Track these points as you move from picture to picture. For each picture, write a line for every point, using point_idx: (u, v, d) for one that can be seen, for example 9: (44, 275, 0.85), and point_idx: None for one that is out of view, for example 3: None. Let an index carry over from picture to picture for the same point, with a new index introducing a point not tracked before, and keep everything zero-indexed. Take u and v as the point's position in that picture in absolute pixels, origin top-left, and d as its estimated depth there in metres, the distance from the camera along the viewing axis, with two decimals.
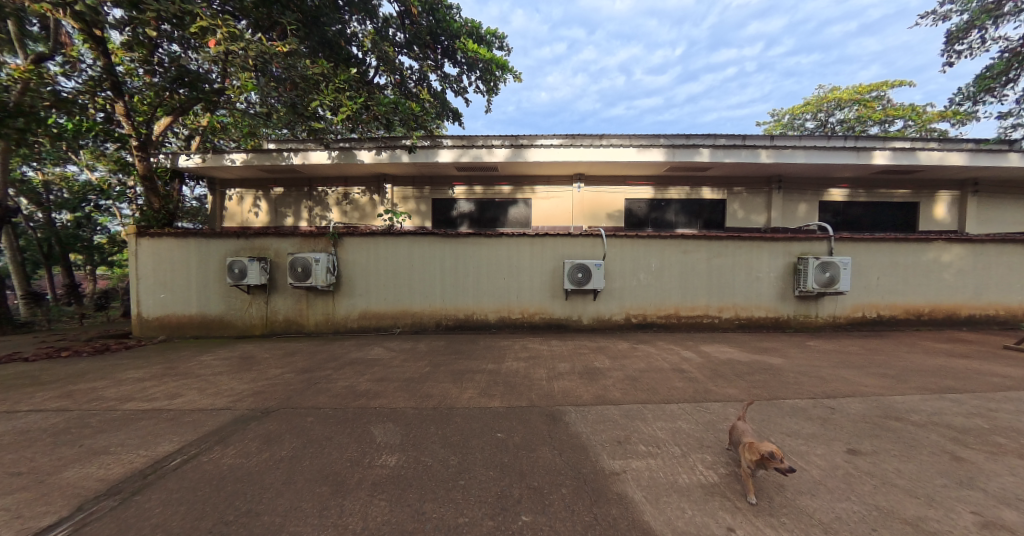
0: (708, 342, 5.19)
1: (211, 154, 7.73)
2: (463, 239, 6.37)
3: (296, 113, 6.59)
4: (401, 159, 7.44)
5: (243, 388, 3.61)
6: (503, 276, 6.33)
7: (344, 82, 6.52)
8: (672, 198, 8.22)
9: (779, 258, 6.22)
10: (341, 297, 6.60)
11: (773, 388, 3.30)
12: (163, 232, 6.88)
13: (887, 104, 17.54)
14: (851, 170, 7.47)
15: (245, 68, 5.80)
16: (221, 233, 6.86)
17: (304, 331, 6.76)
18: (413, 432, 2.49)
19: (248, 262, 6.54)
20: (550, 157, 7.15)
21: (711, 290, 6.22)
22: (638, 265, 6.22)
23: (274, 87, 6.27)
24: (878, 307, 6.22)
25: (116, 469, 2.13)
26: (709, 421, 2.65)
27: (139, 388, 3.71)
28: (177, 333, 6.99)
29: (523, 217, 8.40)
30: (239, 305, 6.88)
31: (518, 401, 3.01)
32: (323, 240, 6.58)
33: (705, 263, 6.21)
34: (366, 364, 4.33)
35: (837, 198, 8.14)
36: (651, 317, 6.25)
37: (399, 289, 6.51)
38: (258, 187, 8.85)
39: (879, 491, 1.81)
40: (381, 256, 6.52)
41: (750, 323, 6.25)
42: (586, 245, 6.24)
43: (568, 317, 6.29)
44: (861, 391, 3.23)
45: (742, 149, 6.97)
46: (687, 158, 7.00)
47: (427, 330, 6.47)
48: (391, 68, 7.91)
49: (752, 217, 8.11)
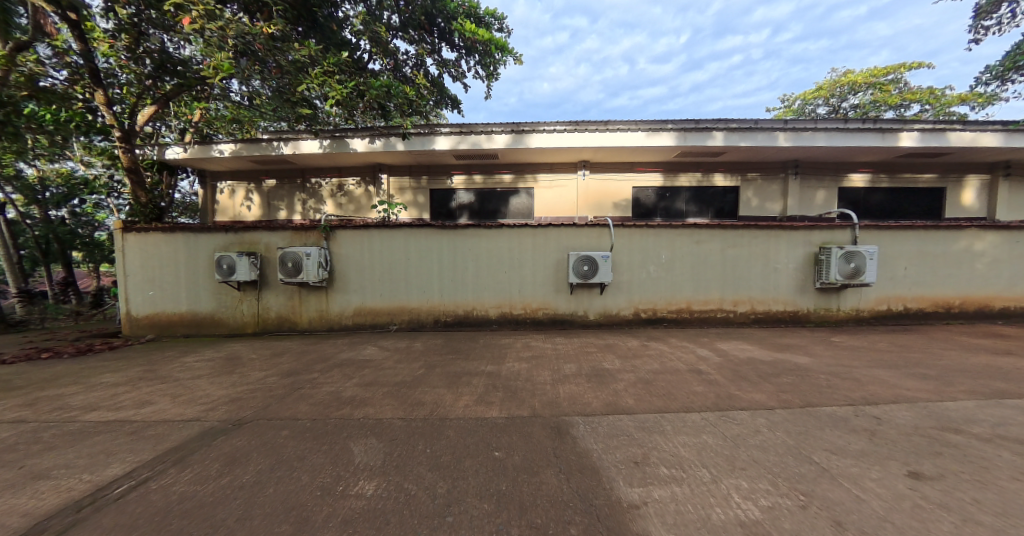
0: (724, 339, 4.82)
1: (199, 145, 7.38)
2: (461, 231, 6.03)
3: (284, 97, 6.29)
4: (397, 148, 7.03)
5: (221, 395, 3.31)
6: (503, 269, 5.99)
7: (334, 65, 6.23)
8: (682, 185, 7.80)
9: (797, 248, 5.83)
10: (334, 293, 6.29)
11: (804, 392, 2.95)
12: (150, 227, 6.71)
13: (904, 88, 16.96)
14: (876, 154, 7.02)
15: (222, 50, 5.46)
16: (209, 228, 6.60)
17: (296, 329, 6.47)
18: (398, 450, 2.16)
19: (236, 257, 6.24)
20: (554, 142, 6.72)
21: (724, 283, 5.85)
22: (647, 257, 5.84)
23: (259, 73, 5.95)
24: (904, 300, 5.81)
25: (49, 499, 1.82)
26: (738, 434, 2.31)
27: (110, 395, 3.41)
28: (167, 332, 6.83)
29: (525, 207, 8.03)
30: (229, 303, 6.64)
31: (519, 410, 2.69)
32: (315, 234, 6.27)
33: (719, 253, 5.83)
34: (356, 366, 4.01)
35: (857, 184, 7.69)
36: (661, 312, 5.88)
37: (395, 284, 6.19)
38: (250, 180, 8.54)
39: (962, 533, 1.46)
40: (375, 249, 6.19)
41: (767, 317, 5.88)
42: (591, 235, 5.87)
43: (572, 312, 5.94)
44: (905, 396, 2.87)
45: (759, 131, 6.54)
46: (700, 143, 6.58)
47: (425, 327, 6.15)
48: (385, 52, 7.62)
49: (767, 206, 7.68)
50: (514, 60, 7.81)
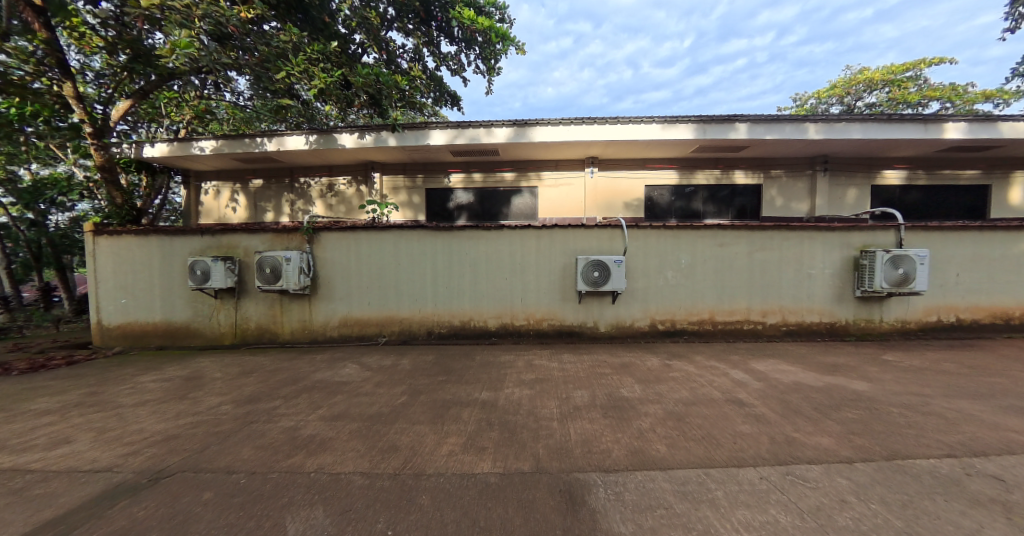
0: (758, 357, 4.17)
1: (179, 142, 6.90)
2: (457, 233, 5.44)
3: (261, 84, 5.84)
4: (388, 143, 6.40)
5: (157, 429, 2.72)
6: (503, 275, 5.39)
7: (318, 53, 5.78)
8: (699, 184, 7.18)
9: (835, 251, 5.18)
10: (318, 301, 5.73)
11: (884, 437, 2.30)
12: (123, 229, 6.21)
13: (924, 85, 16.27)
14: (914, 147, 6.36)
15: (184, 26, 5.03)
16: (184, 230, 6.09)
17: (277, 340, 5.90)
18: (348, 533, 1.55)
19: (211, 262, 5.71)
20: (561, 136, 6.13)
21: (752, 291, 5.21)
22: (664, 262, 5.21)
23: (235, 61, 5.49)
24: (957, 310, 5.13)
25: None
26: (817, 507, 1.67)
27: (27, 429, 2.83)
28: (140, 343, 6.30)
29: (528, 208, 7.45)
30: (207, 312, 6.11)
31: (518, 462, 2.07)
32: (297, 236, 5.71)
33: (745, 257, 5.19)
34: (329, 390, 3.41)
35: (892, 182, 7.01)
36: (680, 323, 5.24)
37: (384, 291, 5.61)
38: (235, 179, 8.05)
39: None
40: (363, 253, 5.62)
41: (800, 329, 5.22)
42: (602, 237, 5.26)
43: (581, 324, 5.31)
44: (1018, 443, 2.21)
45: (787, 123, 5.91)
46: (721, 136, 5.98)
47: (417, 340, 5.55)
48: (379, 45, 7.12)
49: (793, 206, 7.04)
50: (516, 48, 7.26)
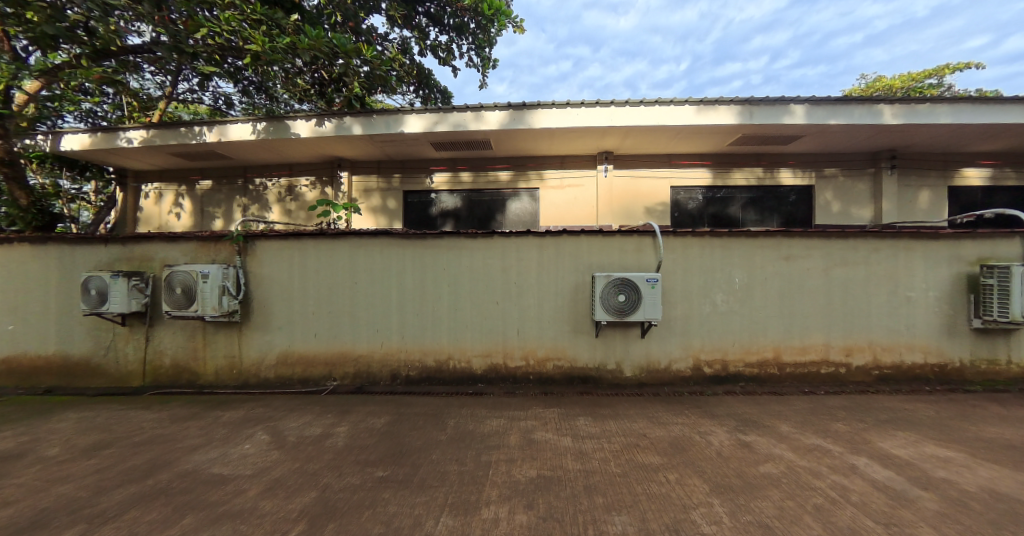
0: (876, 426, 2.74)
1: (102, 133, 5.56)
2: (432, 242, 4.09)
3: (174, 51, 4.63)
4: (353, 132, 5.10)
5: None
6: (493, 299, 4.02)
7: (260, 14, 4.57)
8: (736, 184, 5.92)
9: (941, 267, 3.82)
10: (252, 332, 4.36)
11: None
12: (13, 236, 4.85)
13: (949, 92, 15.18)
14: (1011, 138, 5.07)
15: None
16: (89, 237, 4.75)
17: (197, 383, 4.49)
18: None
19: (110, 279, 4.34)
20: (569, 121, 4.83)
21: (830, 321, 3.84)
22: (712, 281, 3.85)
23: (132, 11, 4.31)
24: None
25: None
26: None
27: None
28: (27, 383, 4.87)
29: (527, 214, 6.16)
30: (111, 344, 4.71)
31: None
32: (225, 246, 4.37)
33: (820, 275, 3.83)
34: (181, 502, 1.98)
35: (974, 182, 5.71)
36: (735, 366, 3.84)
37: (336, 319, 4.23)
38: (181, 181, 6.83)
39: None
40: (309, 269, 4.26)
41: (897, 374, 3.82)
42: (627, 247, 3.91)
43: (598, 365, 3.92)
44: None
45: (855, 104, 4.65)
46: (772, 120, 4.69)
47: (378, 386, 4.14)
48: (350, 21, 5.96)
49: (851, 212, 5.76)
50: (513, 27, 6.11)
